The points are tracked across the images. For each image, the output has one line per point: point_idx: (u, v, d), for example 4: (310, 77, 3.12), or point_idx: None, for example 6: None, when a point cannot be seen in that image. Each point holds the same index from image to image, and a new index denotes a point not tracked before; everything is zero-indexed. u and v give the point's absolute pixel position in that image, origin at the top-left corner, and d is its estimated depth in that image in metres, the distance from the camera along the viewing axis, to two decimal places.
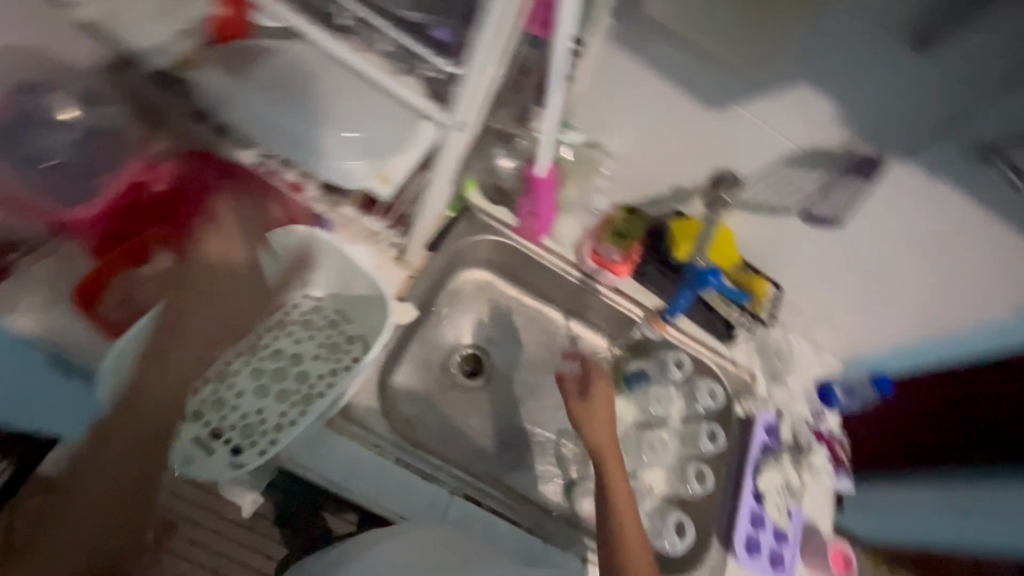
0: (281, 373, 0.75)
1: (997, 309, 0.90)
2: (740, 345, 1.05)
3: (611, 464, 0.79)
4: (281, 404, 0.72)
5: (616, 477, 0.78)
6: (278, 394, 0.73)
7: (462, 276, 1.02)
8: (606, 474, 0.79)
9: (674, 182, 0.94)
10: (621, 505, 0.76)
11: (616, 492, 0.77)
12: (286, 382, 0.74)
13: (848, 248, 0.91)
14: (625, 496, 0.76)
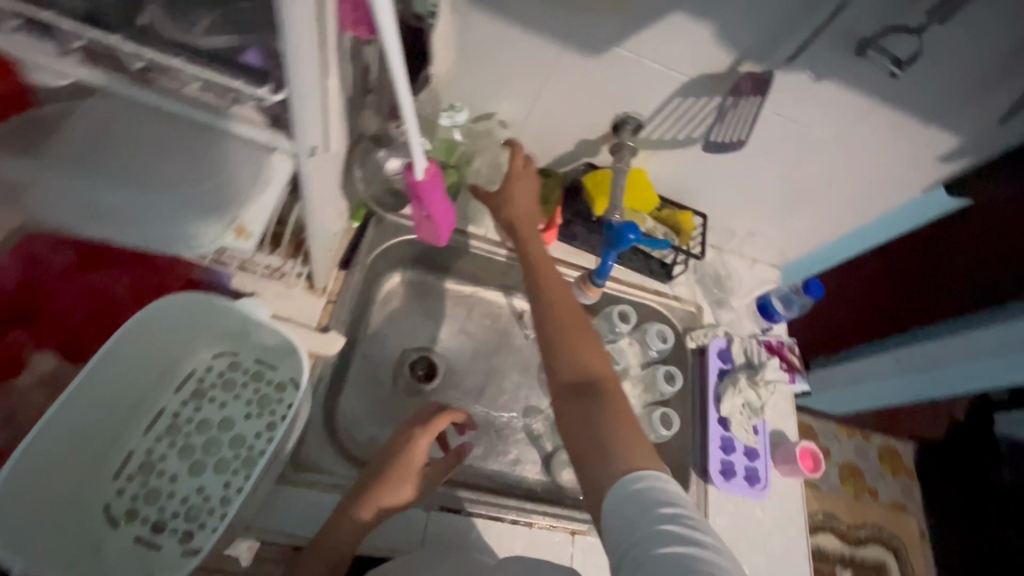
0: (213, 444, 0.69)
1: (905, 189, 0.94)
2: (680, 280, 1.06)
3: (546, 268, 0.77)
4: (220, 476, 0.67)
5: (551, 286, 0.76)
6: (214, 468, 0.68)
7: (390, 281, 0.99)
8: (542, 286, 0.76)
9: (578, 136, 0.90)
10: (560, 311, 0.72)
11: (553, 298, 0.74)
12: (221, 452, 0.68)
13: (760, 162, 0.91)
14: (563, 302, 0.73)
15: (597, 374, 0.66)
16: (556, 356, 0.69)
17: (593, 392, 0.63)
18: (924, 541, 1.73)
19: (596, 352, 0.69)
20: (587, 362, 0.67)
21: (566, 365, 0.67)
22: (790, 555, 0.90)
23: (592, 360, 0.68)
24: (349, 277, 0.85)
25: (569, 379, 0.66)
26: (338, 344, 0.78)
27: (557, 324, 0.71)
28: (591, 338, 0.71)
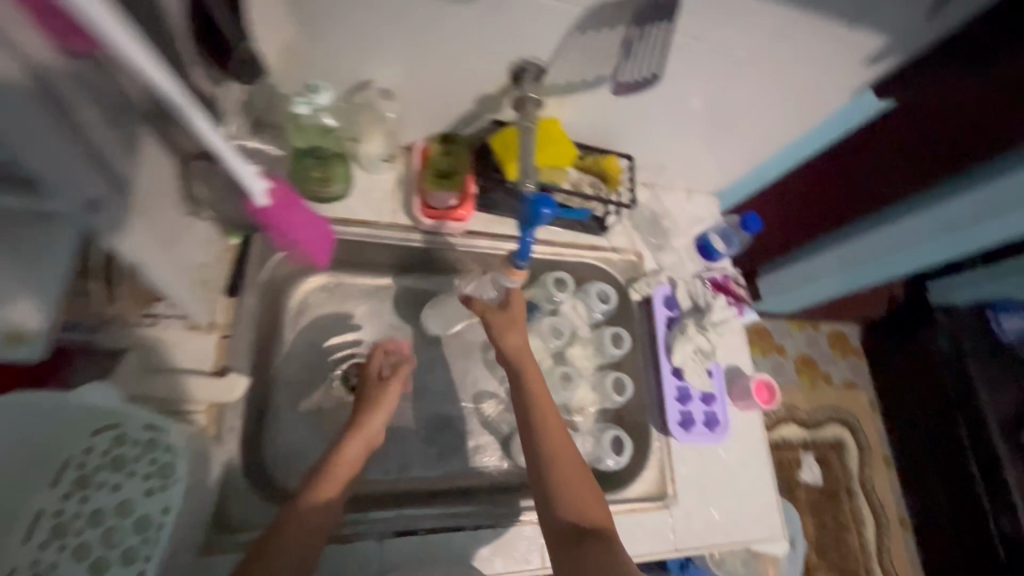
0: (111, 534, 0.59)
1: (835, 96, 0.87)
2: (616, 230, 0.99)
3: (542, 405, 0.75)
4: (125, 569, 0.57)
5: (546, 415, 0.74)
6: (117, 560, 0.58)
7: (299, 290, 0.86)
8: (531, 416, 0.74)
9: (475, 92, 0.77)
10: (562, 465, 0.70)
11: (549, 431, 0.72)
12: (122, 541, 0.58)
13: (680, 92, 0.81)
14: (564, 449, 0.71)
15: (593, 524, 0.66)
16: (557, 499, 0.68)
17: (590, 543, 0.64)
18: (874, 412, 1.86)
19: (591, 494, 0.69)
20: (584, 506, 0.68)
21: (566, 515, 0.67)
22: (755, 487, 0.91)
23: (590, 506, 0.68)
24: (239, 306, 0.73)
25: (564, 525, 0.66)
26: (242, 385, 0.69)
27: (548, 445, 0.71)
28: (588, 482, 0.70)
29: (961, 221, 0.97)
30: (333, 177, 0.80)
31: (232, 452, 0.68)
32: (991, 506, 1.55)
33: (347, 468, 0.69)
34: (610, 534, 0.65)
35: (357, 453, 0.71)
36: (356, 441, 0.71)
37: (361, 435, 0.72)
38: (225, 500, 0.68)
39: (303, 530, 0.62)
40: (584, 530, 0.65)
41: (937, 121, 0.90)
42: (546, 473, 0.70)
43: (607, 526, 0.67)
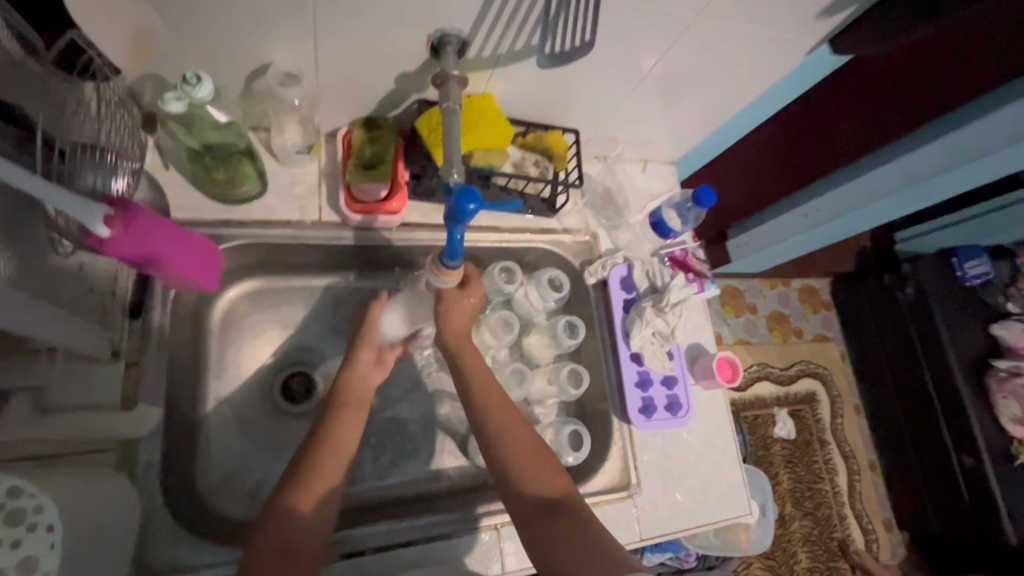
0: None
1: (788, 56, 0.81)
2: (568, 210, 0.93)
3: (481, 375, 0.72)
4: None
5: (494, 400, 0.70)
6: None
7: (224, 298, 0.80)
8: (487, 402, 0.69)
9: (393, 73, 0.69)
10: (519, 444, 0.67)
11: (501, 414, 0.69)
12: None
13: (621, 59, 0.74)
14: (519, 425, 0.68)
15: (561, 496, 0.64)
16: (515, 481, 0.65)
17: (562, 517, 0.61)
18: (844, 362, 1.88)
19: (551, 468, 0.66)
20: (551, 481, 0.65)
21: (535, 495, 0.64)
22: (721, 465, 0.89)
23: (552, 480, 0.65)
24: (147, 328, 0.66)
25: (535, 502, 0.63)
26: (154, 417, 0.63)
27: (505, 427, 0.68)
28: (542, 451, 0.67)
29: (926, 172, 0.94)
30: (241, 178, 0.70)
31: (152, 489, 0.63)
32: (954, 447, 1.58)
33: (342, 447, 0.65)
34: (573, 501, 0.64)
35: (357, 428, 0.68)
36: (349, 416, 0.68)
37: (354, 411, 0.68)
38: (148, 540, 0.62)
39: (301, 521, 0.59)
40: (553, 504, 0.63)
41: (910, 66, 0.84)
42: (506, 460, 0.66)
43: (571, 495, 0.64)
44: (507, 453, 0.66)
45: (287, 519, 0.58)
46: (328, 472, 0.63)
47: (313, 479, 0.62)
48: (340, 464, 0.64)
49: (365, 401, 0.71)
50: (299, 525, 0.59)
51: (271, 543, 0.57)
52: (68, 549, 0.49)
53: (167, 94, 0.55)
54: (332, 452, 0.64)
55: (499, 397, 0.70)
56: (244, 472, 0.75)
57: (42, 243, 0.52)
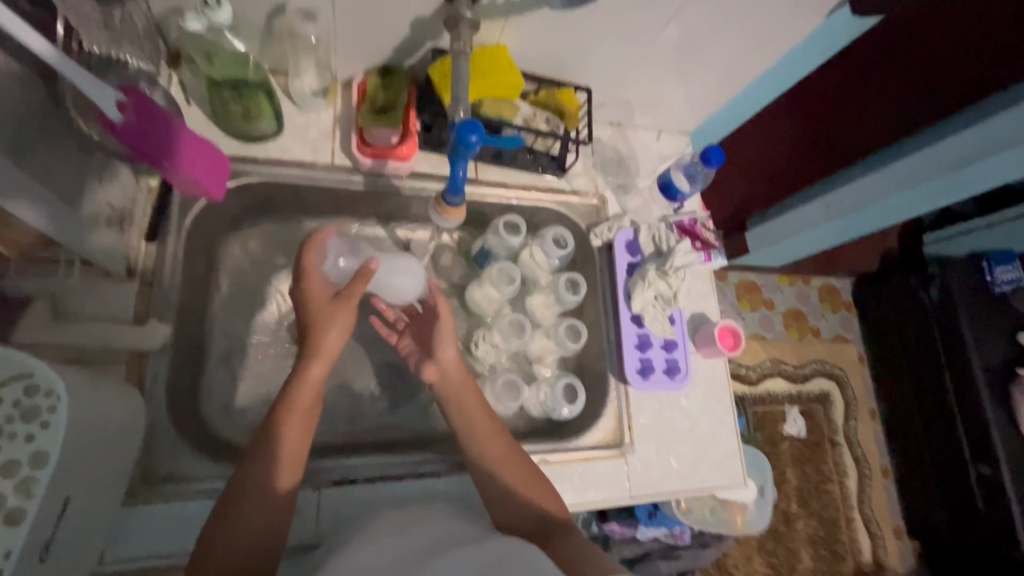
0: None
1: (808, 17, 0.79)
2: (577, 171, 0.93)
3: (464, 388, 0.71)
4: None
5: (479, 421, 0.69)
6: None
7: (238, 237, 0.83)
8: (472, 436, 0.68)
9: (406, 16, 0.69)
10: (497, 458, 0.66)
11: (488, 445, 0.67)
12: None
13: (635, 16, 0.74)
14: (502, 450, 0.67)
15: (552, 512, 0.63)
16: (501, 489, 0.65)
17: (552, 528, 0.60)
18: (861, 364, 1.85)
19: (539, 483, 0.65)
20: (533, 497, 0.64)
21: (522, 515, 0.63)
22: (717, 433, 0.89)
23: (537, 495, 0.64)
24: (161, 251, 0.69)
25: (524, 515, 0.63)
26: (161, 335, 0.65)
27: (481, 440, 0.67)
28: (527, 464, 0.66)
29: (953, 161, 0.87)
30: (259, 113, 0.74)
31: (157, 404, 0.66)
32: (972, 456, 1.52)
33: (297, 439, 0.60)
34: (566, 517, 0.63)
35: (302, 436, 0.61)
36: (296, 420, 0.61)
37: (299, 418, 0.61)
38: (154, 449, 0.65)
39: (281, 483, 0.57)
40: (545, 523, 0.61)
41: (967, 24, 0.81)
42: (498, 474, 0.65)
43: (563, 513, 0.63)
44: (493, 467, 0.66)
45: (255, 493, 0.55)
46: (297, 451, 0.60)
47: (301, 434, 0.61)
48: (290, 471, 0.59)
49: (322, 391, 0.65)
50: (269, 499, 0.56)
51: (242, 540, 0.53)
52: (77, 438, 0.52)
53: (189, 14, 0.58)
54: (288, 458, 0.59)
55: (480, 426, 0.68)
56: (247, 401, 0.78)
57: (61, 152, 0.53)
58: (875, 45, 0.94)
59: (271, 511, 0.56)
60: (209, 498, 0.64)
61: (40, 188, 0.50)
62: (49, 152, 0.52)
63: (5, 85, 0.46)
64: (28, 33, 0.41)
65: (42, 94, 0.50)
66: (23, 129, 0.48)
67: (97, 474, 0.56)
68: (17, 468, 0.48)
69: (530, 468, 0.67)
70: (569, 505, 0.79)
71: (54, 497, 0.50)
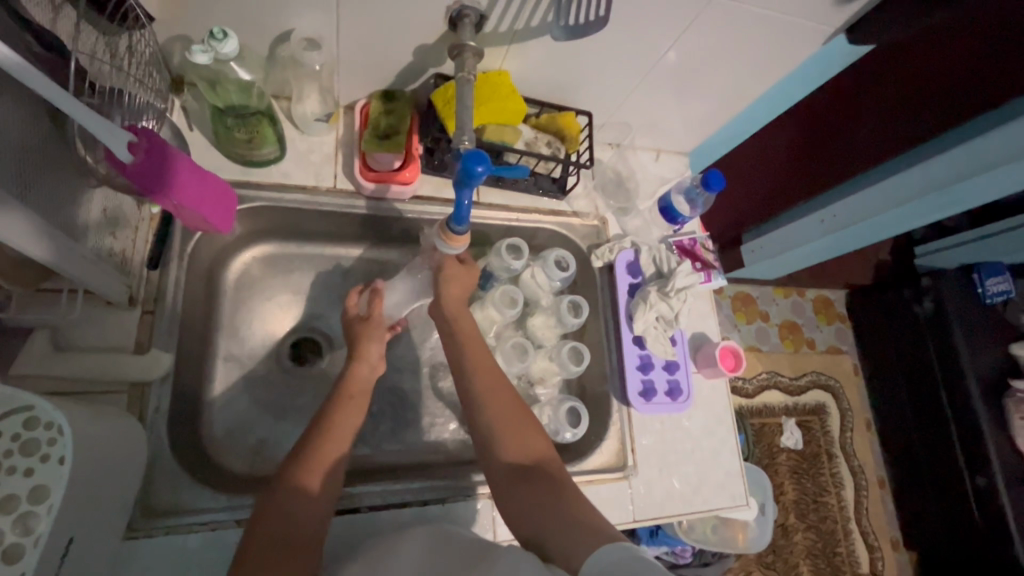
0: None
1: (805, 44, 0.81)
2: (578, 192, 0.94)
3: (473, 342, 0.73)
4: None
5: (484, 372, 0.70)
6: None
7: (239, 260, 0.82)
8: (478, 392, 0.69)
9: (411, 44, 0.70)
10: (499, 412, 0.67)
11: (496, 408, 0.67)
12: None
13: (636, 43, 0.75)
14: (500, 401, 0.68)
15: (536, 457, 0.64)
16: (496, 444, 0.65)
17: (542, 483, 0.61)
18: (857, 376, 1.86)
19: (531, 426, 0.67)
20: (524, 441, 0.65)
21: (511, 455, 0.64)
22: (719, 453, 0.89)
23: (528, 440, 0.66)
24: (163, 278, 0.68)
25: (514, 467, 0.63)
26: (165, 362, 0.65)
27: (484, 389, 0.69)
28: (527, 417, 0.68)
29: (946, 178, 0.91)
30: (263, 140, 0.72)
31: (159, 434, 0.65)
32: (967, 466, 1.53)
33: (344, 433, 0.64)
34: (550, 460, 0.65)
35: (354, 419, 0.66)
36: (348, 408, 0.66)
37: (355, 403, 0.67)
38: (155, 480, 0.64)
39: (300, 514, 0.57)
40: (525, 467, 0.63)
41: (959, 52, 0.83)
42: (499, 442, 0.65)
43: (549, 457, 0.65)
44: (494, 430, 0.66)
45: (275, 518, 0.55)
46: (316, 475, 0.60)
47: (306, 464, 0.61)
48: (336, 464, 0.62)
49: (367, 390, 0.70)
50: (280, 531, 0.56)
51: (292, 527, 0.55)
52: (80, 474, 0.51)
53: (194, 47, 0.58)
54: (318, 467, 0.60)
55: (495, 400, 0.68)
56: (248, 427, 0.77)
57: (66, 187, 0.53)
58: (863, 70, 0.96)
59: (311, 513, 0.57)
60: (210, 530, 0.63)
61: (48, 224, 0.49)
62: (55, 186, 0.51)
63: (12, 124, 0.45)
64: (41, 81, 0.40)
65: (51, 133, 0.50)
66: (32, 165, 0.48)
67: (101, 504, 0.55)
68: (20, 501, 0.48)
69: (524, 411, 0.68)
70: None
71: (58, 535, 0.49)
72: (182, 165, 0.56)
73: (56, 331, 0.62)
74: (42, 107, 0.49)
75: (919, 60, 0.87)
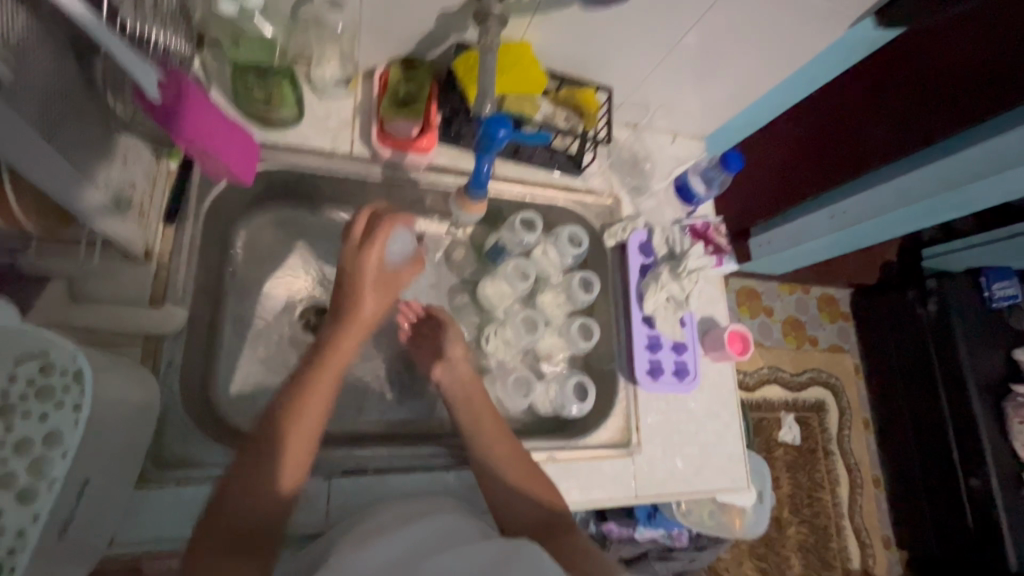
0: None
1: (831, 29, 0.79)
2: (592, 171, 0.93)
3: (473, 389, 0.74)
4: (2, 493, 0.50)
5: (492, 431, 0.70)
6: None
7: (252, 223, 0.83)
8: (488, 447, 0.69)
9: (434, 9, 0.69)
10: (503, 450, 0.68)
11: (503, 454, 0.68)
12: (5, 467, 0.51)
13: (659, 19, 0.74)
14: (511, 450, 0.68)
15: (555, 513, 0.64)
16: (503, 502, 0.65)
17: (555, 529, 0.62)
18: (858, 375, 1.86)
19: (547, 485, 0.67)
20: (541, 498, 0.65)
21: (523, 515, 0.64)
22: (722, 436, 0.89)
23: (541, 491, 0.66)
24: (179, 236, 0.69)
25: (526, 520, 0.63)
26: (178, 318, 0.65)
27: (487, 436, 0.70)
28: (540, 474, 0.68)
29: (965, 175, 0.90)
30: (281, 101, 0.74)
31: (171, 388, 0.66)
32: (962, 468, 1.54)
33: (316, 415, 0.60)
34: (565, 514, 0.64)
35: (320, 408, 0.60)
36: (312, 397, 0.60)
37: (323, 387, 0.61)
38: (166, 432, 0.65)
39: (256, 508, 0.54)
40: (546, 520, 0.63)
41: (967, 47, 0.83)
42: (500, 496, 0.66)
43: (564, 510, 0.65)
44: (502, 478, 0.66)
45: (252, 494, 0.54)
46: (292, 466, 0.57)
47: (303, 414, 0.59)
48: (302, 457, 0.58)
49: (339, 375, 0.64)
50: (270, 495, 0.55)
51: (240, 518, 0.53)
52: (95, 420, 0.52)
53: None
54: (301, 446, 0.58)
55: (502, 448, 0.68)
56: (256, 387, 0.78)
57: (90, 136, 0.53)
58: (887, 66, 0.93)
59: (280, 495, 0.56)
60: (220, 483, 0.64)
61: (69, 170, 0.49)
62: (81, 127, 0.51)
63: (41, 61, 0.45)
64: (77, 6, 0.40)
65: (77, 73, 0.51)
66: (60, 107, 0.48)
67: (113, 454, 0.56)
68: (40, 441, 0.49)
69: (537, 471, 0.68)
70: (575, 503, 0.79)
71: (74, 476, 0.50)
72: (196, 112, 0.55)
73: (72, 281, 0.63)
74: (69, 46, 0.49)
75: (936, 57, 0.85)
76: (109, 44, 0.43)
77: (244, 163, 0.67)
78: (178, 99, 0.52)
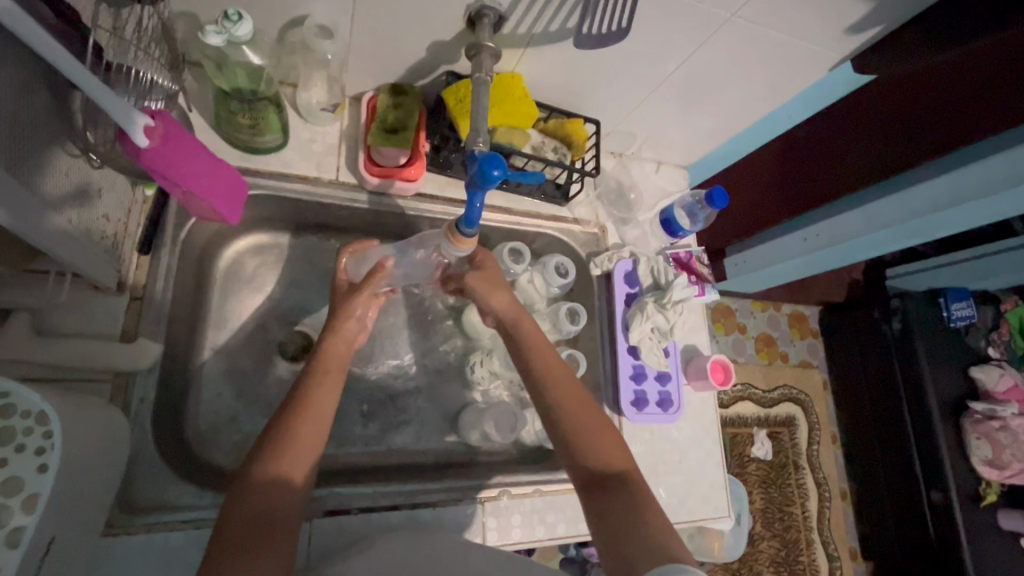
0: None
1: (811, 70, 0.82)
2: (579, 200, 0.94)
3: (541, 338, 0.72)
4: None
5: (555, 372, 0.69)
6: None
7: (231, 248, 0.80)
8: (560, 395, 0.67)
9: (426, 40, 0.68)
10: (569, 400, 0.66)
11: (571, 409, 0.66)
12: None
13: (648, 58, 0.75)
14: (581, 404, 0.66)
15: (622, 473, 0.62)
16: (574, 443, 0.64)
17: (617, 488, 0.59)
18: (826, 390, 1.90)
19: (617, 444, 0.64)
20: (607, 454, 0.63)
21: (594, 465, 0.62)
22: (705, 465, 0.90)
23: (613, 454, 0.63)
24: (155, 265, 0.66)
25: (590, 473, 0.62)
26: (153, 352, 0.63)
27: (554, 385, 0.68)
28: (607, 431, 0.65)
29: (930, 205, 0.93)
30: (265, 127, 0.70)
31: (144, 428, 0.63)
32: (924, 482, 1.60)
33: (325, 409, 0.60)
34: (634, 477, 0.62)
35: (334, 392, 0.62)
36: (325, 382, 0.62)
37: (331, 379, 0.62)
38: (136, 475, 0.62)
39: (280, 506, 0.52)
40: (609, 478, 0.61)
41: (934, 93, 0.85)
42: (575, 451, 0.64)
43: (632, 470, 0.62)
44: (570, 437, 0.64)
45: (260, 495, 0.51)
46: (298, 456, 0.55)
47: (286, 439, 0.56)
48: (313, 450, 0.57)
49: (343, 365, 0.66)
50: (283, 487, 0.53)
51: (255, 506, 0.50)
52: (64, 472, 0.49)
53: (208, 27, 0.56)
54: (298, 455, 0.55)
55: (571, 403, 0.66)
56: (237, 420, 0.76)
57: (58, 166, 0.50)
58: (859, 103, 0.95)
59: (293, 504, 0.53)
60: (194, 529, 0.61)
61: (37, 202, 0.46)
62: (48, 163, 0.49)
63: (9, 94, 0.42)
64: (59, 51, 0.39)
65: (52, 107, 0.48)
66: (26, 140, 0.45)
67: (77, 505, 0.52)
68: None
69: (607, 428, 0.66)
70: (561, 538, 0.78)
71: (40, 533, 0.47)
72: (182, 149, 0.52)
73: (36, 313, 0.59)
74: (43, 80, 0.47)
75: (908, 97, 0.87)
76: (80, 73, 0.41)
77: (232, 201, 0.63)
78: (166, 137, 0.50)
